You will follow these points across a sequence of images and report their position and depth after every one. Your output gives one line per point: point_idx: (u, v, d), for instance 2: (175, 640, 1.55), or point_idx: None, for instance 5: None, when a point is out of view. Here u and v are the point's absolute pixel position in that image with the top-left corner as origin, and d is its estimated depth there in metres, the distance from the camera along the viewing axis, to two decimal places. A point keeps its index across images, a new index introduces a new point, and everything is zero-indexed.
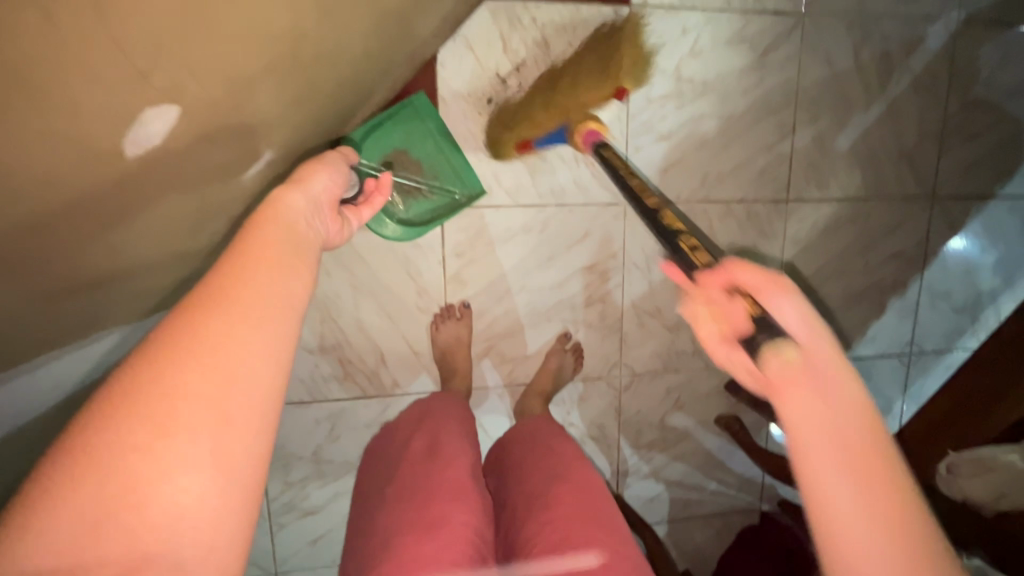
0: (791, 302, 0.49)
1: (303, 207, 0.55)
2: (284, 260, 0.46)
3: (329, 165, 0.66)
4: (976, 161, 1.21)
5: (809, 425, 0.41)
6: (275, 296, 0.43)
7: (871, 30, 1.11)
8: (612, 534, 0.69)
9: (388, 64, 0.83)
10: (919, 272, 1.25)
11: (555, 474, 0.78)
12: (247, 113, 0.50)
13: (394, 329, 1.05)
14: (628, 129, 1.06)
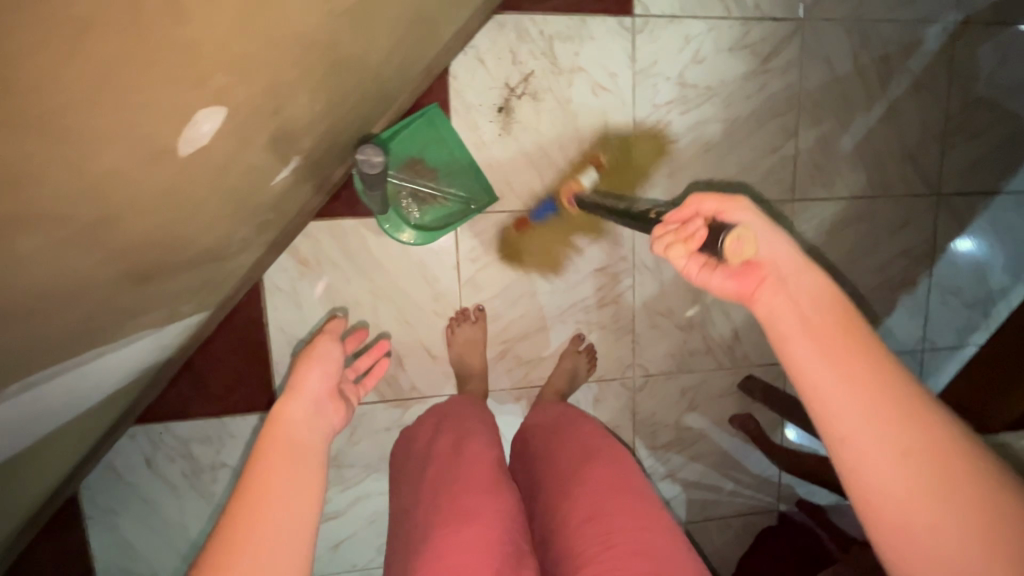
0: (749, 213, 0.54)
1: (304, 419, 0.61)
2: (295, 463, 0.55)
3: (324, 356, 0.69)
4: (979, 158, 1.23)
5: (799, 349, 0.48)
6: (298, 481, 0.53)
7: (869, 33, 1.13)
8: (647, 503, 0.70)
9: (406, 73, 0.86)
10: (928, 268, 1.26)
11: (581, 455, 0.79)
12: (286, 100, 0.54)
13: (411, 333, 1.07)
14: (634, 134, 1.09)
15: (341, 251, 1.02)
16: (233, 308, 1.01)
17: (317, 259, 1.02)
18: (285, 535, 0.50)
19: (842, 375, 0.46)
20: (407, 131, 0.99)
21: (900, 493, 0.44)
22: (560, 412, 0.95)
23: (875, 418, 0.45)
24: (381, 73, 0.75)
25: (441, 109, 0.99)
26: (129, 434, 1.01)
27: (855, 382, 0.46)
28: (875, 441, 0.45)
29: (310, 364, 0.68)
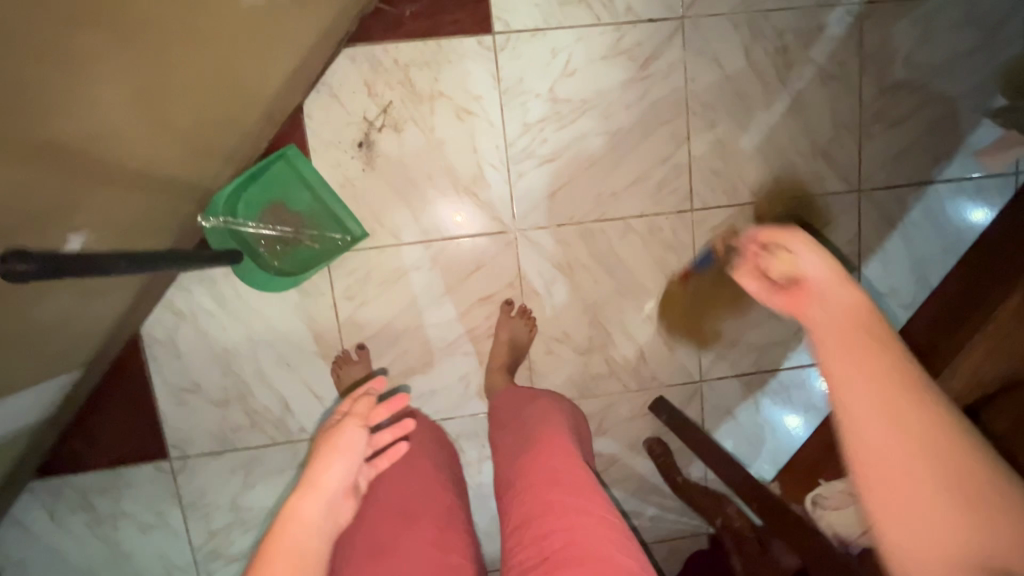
0: (809, 248, 0.51)
1: (325, 520, 0.62)
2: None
3: (348, 450, 0.69)
4: (903, 147, 1.12)
5: (845, 371, 0.44)
6: None
7: (760, 25, 1.05)
8: (551, 497, 0.71)
9: (236, 82, 0.79)
10: (855, 270, 1.16)
11: (527, 447, 0.82)
12: (170, 129, 0.70)
13: (294, 376, 1.06)
14: (508, 157, 1.04)
15: (214, 299, 1.03)
16: (116, 362, 1.03)
17: (192, 309, 1.03)
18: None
19: (877, 399, 0.43)
20: (264, 176, 0.97)
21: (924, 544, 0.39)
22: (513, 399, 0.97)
23: (919, 451, 0.41)
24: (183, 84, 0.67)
25: (300, 151, 0.97)
26: (31, 488, 1.05)
27: (907, 418, 0.42)
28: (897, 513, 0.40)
29: (332, 466, 0.66)
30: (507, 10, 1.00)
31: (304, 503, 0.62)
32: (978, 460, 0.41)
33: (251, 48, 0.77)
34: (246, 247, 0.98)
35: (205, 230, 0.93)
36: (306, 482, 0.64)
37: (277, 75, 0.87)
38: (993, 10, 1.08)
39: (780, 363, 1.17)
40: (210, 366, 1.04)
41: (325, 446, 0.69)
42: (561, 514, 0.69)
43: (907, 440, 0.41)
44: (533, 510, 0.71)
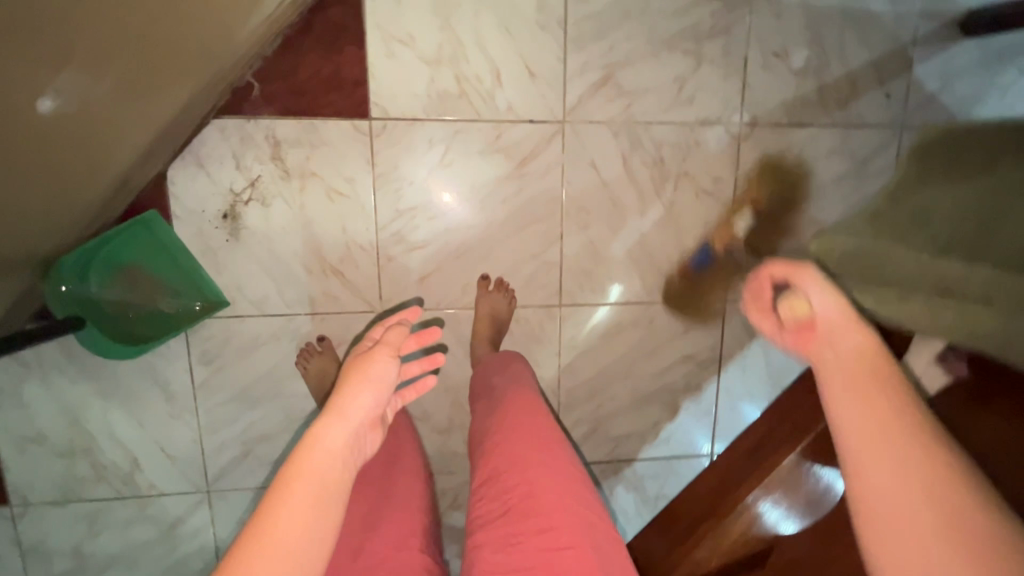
0: (817, 286, 0.65)
1: (346, 457, 0.63)
2: (316, 525, 0.57)
3: (378, 380, 0.68)
4: (770, 263, 1.17)
5: (845, 409, 0.57)
6: (312, 516, 0.57)
7: (640, 135, 1.08)
8: (518, 451, 0.76)
9: (85, 210, 0.87)
10: (714, 373, 1.21)
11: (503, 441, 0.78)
12: (53, 190, 0.76)
13: (145, 433, 1.07)
14: (379, 241, 1.05)
15: (61, 354, 1.01)
16: None
17: (39, 362, 1.01)
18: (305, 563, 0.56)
19: (871, 428, 0.55)
20: (120, 240, 0.95)
21: (890, 513, 0.52)
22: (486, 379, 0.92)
23: (882, 418, 0.56)
24: (84, 190, 0.82)
25: (160, 218, 0.95)
26: None
27: (899, 448, 0.54)
28: (897, 513, 0.51)
29: (366, 400, 0.67)
30: (386, 97, 1.00)
31: (327, 439, 0.62)
32: (967, 503, 0.50)
33: (117, 194, 0.91)
34: (95, 309, 0.97)
35: (47, 291, 0.92)
36: (329, 423, 0.64)
37: (143, 132, 0.84)
38: (864, 145, 1.13)
39: (634, 454, 1.22)
40: (57, 419, 1.04)
41: (368, 368, 0.68)
42: (525, 468, 0.74)
43: (870, 406, 0.56)
44: (500, 457, 0.76)
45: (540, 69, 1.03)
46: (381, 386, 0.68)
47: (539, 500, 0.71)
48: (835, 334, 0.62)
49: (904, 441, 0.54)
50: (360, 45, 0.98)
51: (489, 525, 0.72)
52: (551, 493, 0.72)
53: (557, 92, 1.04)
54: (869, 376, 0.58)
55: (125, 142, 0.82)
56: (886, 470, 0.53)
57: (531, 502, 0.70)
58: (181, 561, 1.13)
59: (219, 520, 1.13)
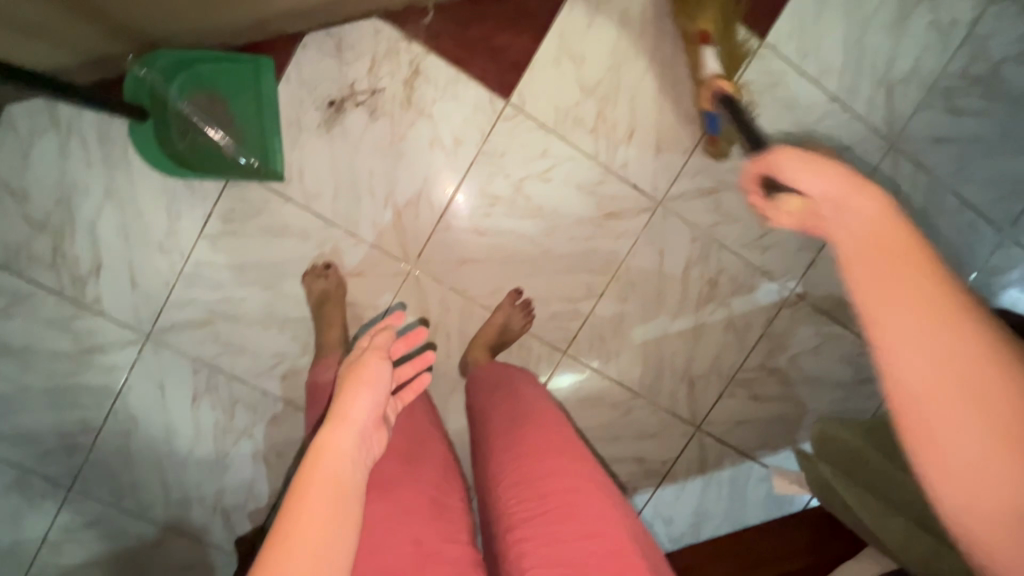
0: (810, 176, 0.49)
1: (360, 459, 0.56)
2: (341, 524, 0.48)
3: (373, 381, 0.64)
4: (750, 418, 1.23)
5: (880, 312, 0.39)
6: (333, 523, 0.48)
7: (711, 251, 1.14)
8: (544, 449, 0.65)
9: (172, 34, 0.84)
10: (653, 485, 1.24)
11: (517, 433, 0.69)
12: (185, 3, 0.76)
13: (124, 249, 1.00)
14: (448, 206, 1.05)
15: (96, 132, 0.95)
16: None
17: (71, 125, 0.95)
18: (334, 565, 0.46)
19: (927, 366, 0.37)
20: (224, 67, 0.93)
21: (920, 389, 0.37)
22: (501, 376, 0.89)
23: (941, 350, 0.37)
24: (191, 20, 0.81)
25: (271, 69, 0.93)
26: None
27: (923, 290, 0.38)
28: (932, 387, 0.36)
29: (368, 404, 0.61)
30: (529, 92, 1.03)
31: (339, 443, 0.55)
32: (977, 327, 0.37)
33: (208, 39, 0.89)
34: (159, 112, 0.92)
35: (129, 68, 0.87)
36: (335, 433, 0.56)
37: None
38: (872, 366, 1.23)
39: None
40: (50, 187, 0.96)
41: (361, 373, 0.64)
42: (558, 473, 0.62)
43: (915, 303, 0.38)
44: (525, 461, 0.65)
45: (667, 149, 1.09)
46: (377, 389, 0.63)
47: (579, 514, 0.59)
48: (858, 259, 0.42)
49: (944, 328, 0.37)
50: (536, 37, 1.01)
51: (523, 529, 0.60)
52: (592, 502, 0.60)
53: (667, 176, 1.10)
54: (927, 283, 0.38)
55: (261, 16, 0.85)
56: (975, 432, 0.35)
57: (566, 522, 0.58)
58: (74, 387, 1.04)
59: (138, 370, 1.05)
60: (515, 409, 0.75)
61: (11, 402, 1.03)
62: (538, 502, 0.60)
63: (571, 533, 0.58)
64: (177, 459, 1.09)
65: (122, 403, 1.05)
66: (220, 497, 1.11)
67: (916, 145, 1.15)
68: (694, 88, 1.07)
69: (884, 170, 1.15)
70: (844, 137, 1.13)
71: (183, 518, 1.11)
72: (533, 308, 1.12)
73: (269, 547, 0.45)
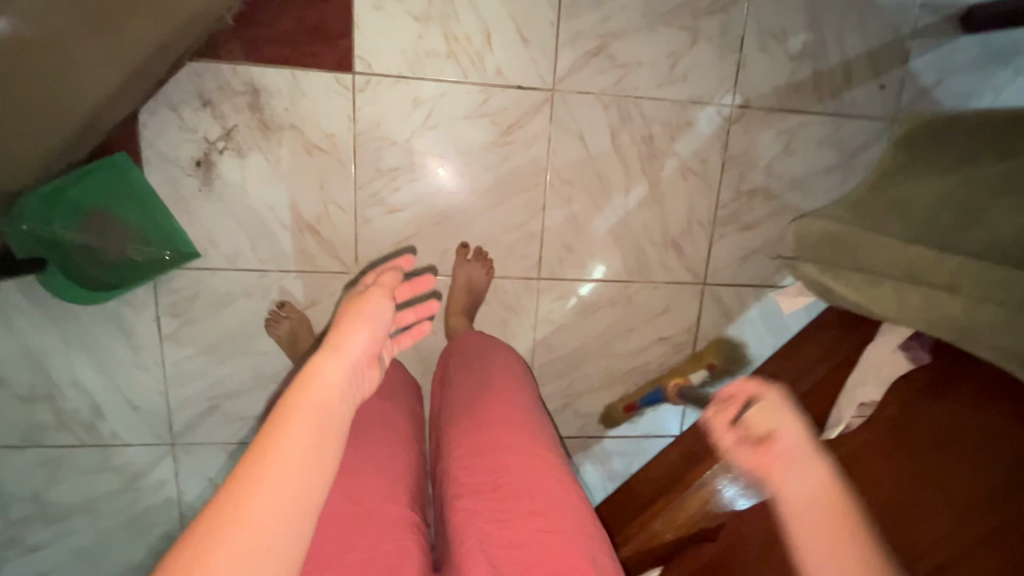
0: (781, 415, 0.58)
1: (349, 394, 0.56)
2: (315, 459, 0.49)
3: (373, 320, 0.62)
4: (752, 250, 1.16)
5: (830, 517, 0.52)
6: (309, 458, 0.48)
7: (631, 109, 1.06)
8: (499, 418, 0.72)
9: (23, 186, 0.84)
10: (688, 356, 1.20)
11: (478, 403, 0.76)
12: (30, 145, 0.77)
13: (109, 382, 1.05)
14: (357, 200, 1.03)
15: (24, 297, 0.99)
16: None
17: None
18: (305, 502, 0.47)
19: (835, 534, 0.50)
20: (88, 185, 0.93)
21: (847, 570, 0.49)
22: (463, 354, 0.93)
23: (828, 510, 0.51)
24: (32, 164, 0.81)
25: (131, 162, 0.93)
26: None
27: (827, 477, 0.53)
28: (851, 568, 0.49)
29: (365, 347, 0.60)
30: (370, 51, 0.97)
31: (328, 376, 0.55)
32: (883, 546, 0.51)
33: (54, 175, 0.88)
34: (58, 255, 0.94)
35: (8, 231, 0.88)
36: (330, 369, 0.56)
37: (115, 71, 0.79)
38: (851, 136, 1.12)
39: (603, 432, 1.23)
40: (18, 362, 1.02)
41: (361, 309, 0.62)
42: (516, 453, 0.67)
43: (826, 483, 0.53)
44: (487, 437, 0.70)
45: (533, 33, 1.00)
46: (377, 328, 0.62)
47: (525, 480, 0.64)
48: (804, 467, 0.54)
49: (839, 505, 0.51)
50: None
51: (471, 487, 0.65)
52: (543, 481, 0.65)
53: (548, 58, 1.01)
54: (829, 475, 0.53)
55: (89, 126, 0.86)
56: None
57: (518, 496, 0.63)
58: (142, 512, 1.13)
59: (183, 474, 1.12)
60: (482, 383, 0.82)
61: (101, 548, 1.13)
62: (494, 476, 0.65)
63: (517, 491, 0.63)
64: None
65: (187, 507, 1.13)
66: None
67: None
68: None
69: None
70: None
71: None
72: (487, 253, 1.09)
73: (249, 461, 0.47)
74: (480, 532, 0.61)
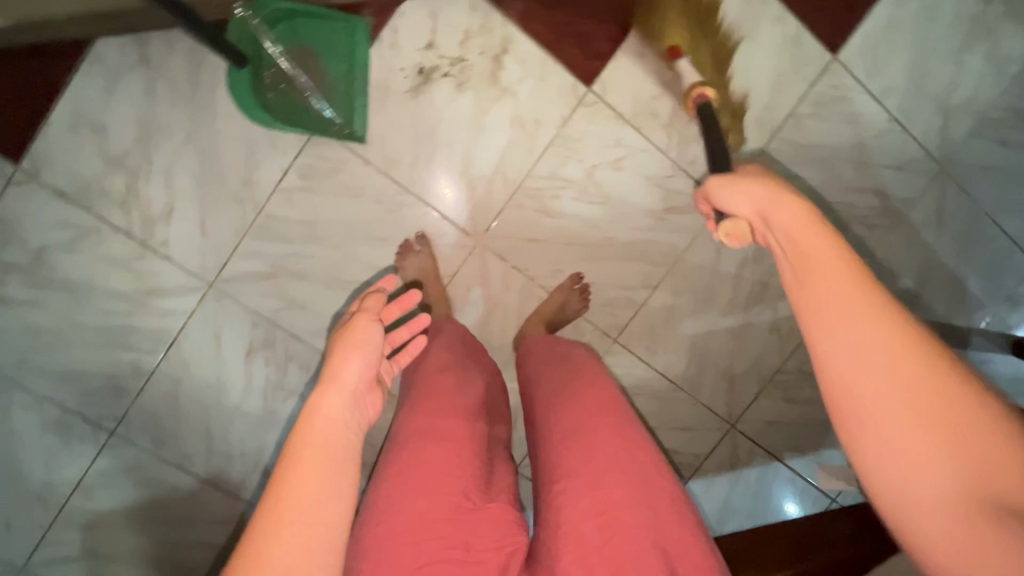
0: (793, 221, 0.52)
1: (347, 426, 0.57)
2: (325, 492, 0.51)
3: (364, 344, 0.64)
4: (782, 420, 1.26)
5: (868, 409, 0.45)
6: (322, 497, 0.50)
7: (765, 254, 1.18)
8: (579, 401, 0.73)
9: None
10: (682, 476, 1.26)
11: (554, 387, 0.79)
12: None
13: (196, 196, 0.99)
14: (521, 184, 1.07)
15: (184, 76, 0.96)
16: (48, 49, 0.93)
17: (158, 66, 0.95)
18: (330, 523, 0.50)
19: (916, 439, 0.43)
20: (324, 26, 0.94)
21: (918, 493, 0.42)
22: (536, 345, 0.95)
23: (861, 311, 0.46)
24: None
25: (367, 34, 0.96)
26: None
27: (916, 398, 0.43)
28: (912, 472, 0.43)
29: (358, 374, 0.62)
30: (612, 83, 1.06)
31: (329, 412, 0.57)
32: (992, 443, 0.41)
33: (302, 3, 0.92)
34: (254, 55, 0.89)
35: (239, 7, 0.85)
36: (323, 406, 0.57)
37: None
38: None
39: None
40: (130, 125, 0.96)
41: (345, 341, 0.64)
42: (601, 432, 0.68)
43: (891, 381, 0.44)
44: (567, 421, 0.71)
45: (735, 151, 1.12)
46: (368, 355, 0.64)
47: (609, 454, 0.65)
48: (862, 372, 0.45)
49: (940, 433, 0.42)
50: (625, 30, 1.04)
51: (562, 464, 0.67)
52: (632, 456, 0.65)
53: (733, 178, 1.13)
54: (952, 403, 0.42)
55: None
56: (940, 451, 0.42)
57: (607, 475, 0.63)
58: (129, 330, 1.03)
59: (196, 320, 1.04)
60: (553, 368, 0.84)
61: (64, 340, 1.02)
62: (580, 458, 0.66)
63: (606, 464, 0.64)
64: (222, 412, 1.08)
65: (176, 350, 1.05)
66: (264, 455, 1.11)
67: (965, 171, 1.20)
68: (767, 95, 1.10)
69: (932, 193, 1.20)
70: (898, 156, 1.17)
71: (223, 472, 1.11)
72: (590, 293, 1.13)
73: (268, 511, 0.49)
74: (580, 506, 0.62)
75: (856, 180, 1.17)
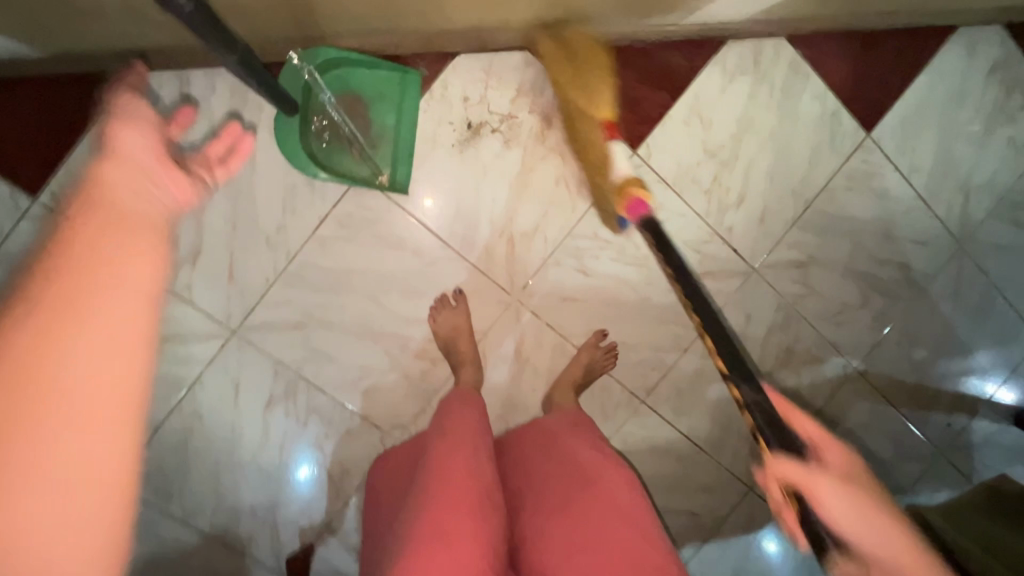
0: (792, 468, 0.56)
1: (133, 327, 0.38)
2: (103, 254, 0.39)
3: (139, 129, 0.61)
4: None
5: (838, 519, 0.53)
6: (112, 243, 0.40)
7: (792, 321, 1.19)
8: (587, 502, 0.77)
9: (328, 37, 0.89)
10: (699, 538, 1.24)
11: (563, 480, 0.81)
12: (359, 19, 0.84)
13: (228, 240, 0.96)
14: (561, 243, 1.05)
15: (226, 116, 0.93)
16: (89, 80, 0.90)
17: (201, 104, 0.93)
18: (105, 325, 0.37)
19: (883, 542, 0.51)
20: (374, 77, 0.94)
21: (894, 561, 0.50)
22: (531, 422, 0.95)
23: (796, 464, 0.56)
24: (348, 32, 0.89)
25: (417, 86, 0.95)
26: None
27: (867, 510, 0.53)
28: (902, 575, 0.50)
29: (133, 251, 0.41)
30: (657, 147, 1.06)
31: (103, 311, 0.37)
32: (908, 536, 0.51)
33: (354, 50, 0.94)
34: (304, 106, 0.92)
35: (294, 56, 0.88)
36: (87, 306, 0.37)
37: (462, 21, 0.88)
38: (915, 447, 1.28)
39: None
40: None
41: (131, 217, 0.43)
42: (614, 537, 0.73)
43: (849, 511, 0.53)
44: (561, 526, 0.76)
45: (770, 220, 1.13)
46: (165, 243, 0.44)
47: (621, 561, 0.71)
48: (837, 511, 0.53)
49: (886, 532, 0.51)
50: (672, 98, 1.05)
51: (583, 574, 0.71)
52: (642, 557, 0.71)
53: (767, 246, 1.14)
54: (877, 511, 0.53)
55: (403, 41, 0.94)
56: (892, 547, 0.50)
57: None
58: None
59: (215, 368, 0.99)
60: (552, 456, 0.86)
61: None
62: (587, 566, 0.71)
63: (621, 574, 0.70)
64: (234, 465, 1.02)
65: (190, 398, 0.99)
66: (275, 510, 1.04)
67: (982, 249, 1.24)
68: (803, 168, 1.12)
69: (949, 268, 1.23)
70: (922, 232, 1.20)
71: (230, 528, 1.03)
72: (617, 352, 1.11)
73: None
74: None
75: (882, 253, 1.19)
